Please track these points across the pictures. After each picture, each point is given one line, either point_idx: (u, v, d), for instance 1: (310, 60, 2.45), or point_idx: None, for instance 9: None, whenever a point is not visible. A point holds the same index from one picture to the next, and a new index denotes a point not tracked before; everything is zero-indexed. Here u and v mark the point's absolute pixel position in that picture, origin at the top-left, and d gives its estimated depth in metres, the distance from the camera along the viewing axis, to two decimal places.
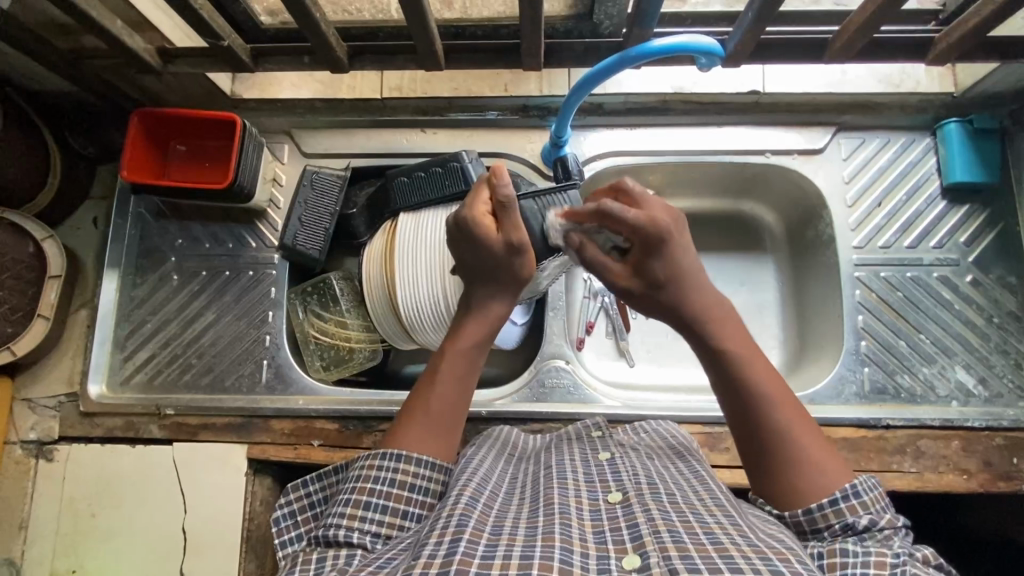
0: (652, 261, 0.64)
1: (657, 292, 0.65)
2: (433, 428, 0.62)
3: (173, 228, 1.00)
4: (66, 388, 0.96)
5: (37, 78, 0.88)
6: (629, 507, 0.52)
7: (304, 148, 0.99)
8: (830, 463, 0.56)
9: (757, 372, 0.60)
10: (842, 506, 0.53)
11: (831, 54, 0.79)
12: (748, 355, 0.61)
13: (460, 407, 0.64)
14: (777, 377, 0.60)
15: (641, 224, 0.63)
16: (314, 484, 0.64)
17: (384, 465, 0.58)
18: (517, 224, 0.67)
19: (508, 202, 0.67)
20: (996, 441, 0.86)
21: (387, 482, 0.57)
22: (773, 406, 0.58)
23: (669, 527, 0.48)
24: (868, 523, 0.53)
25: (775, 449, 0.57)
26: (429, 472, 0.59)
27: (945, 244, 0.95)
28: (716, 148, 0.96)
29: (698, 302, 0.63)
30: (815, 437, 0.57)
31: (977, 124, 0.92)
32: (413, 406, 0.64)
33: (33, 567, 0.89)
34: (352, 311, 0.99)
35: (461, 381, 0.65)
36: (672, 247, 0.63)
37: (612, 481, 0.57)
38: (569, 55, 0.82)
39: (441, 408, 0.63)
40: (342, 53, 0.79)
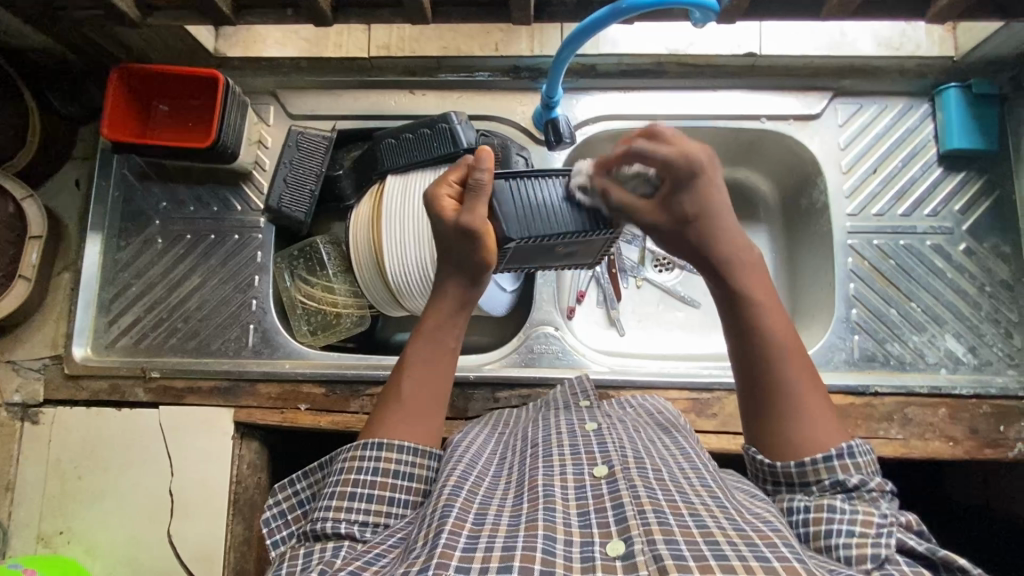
0: (682, 194, 0.63)
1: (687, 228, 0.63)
2: (412, 415, 0.61)
3: (157, 191, 0.98)
4: (51, 350, 0.95)
5: (14, 32, 0.86)
6: (615, 483, 0.51)
7: (290, 109, 0.97)
8: (825, 422, 0.56)
9: (770, 315, 0.59)
10: (835, 464, 0.54)
11: (829, 12, 0.76)
12: (768, 302, 0.59)
13: (440, 392, 0.63)
14: (789, 332, 0.59)
15: (673, 160, 0.61)
16: (301, 482, 0.63)
17: (367, 454, 0.58)
18: (479, 202, 0.64)
19: (478, 184, 0.64)
20: (984, 408, 0.86)
21: (370, 471, 0.57)
22: (778, 350, 0.58)
23: (653, 507, 0.48)
24: (859, 482, 0.53)
25: (776, 398, 0.57)
26: (412, 458, 0.58)
27: (940, 212, 0.94)
28: (710, 112, 0.94)
29: (728, 240, 0.62)
30: (818, 398, 0.57)
31: (976, 90, 0.91)
32: (390, 393, 0.62)
33: (19, 529, 0.88)
34: (339, 276, 0.98)
35: (436, 368, 0.63)
36: (703, 182, 0.62)
37: (599, 453, 0.56)
38: (560, 10, 0.80)
39: (416, 396, 0.61)
40: (326, 5, 0.77)
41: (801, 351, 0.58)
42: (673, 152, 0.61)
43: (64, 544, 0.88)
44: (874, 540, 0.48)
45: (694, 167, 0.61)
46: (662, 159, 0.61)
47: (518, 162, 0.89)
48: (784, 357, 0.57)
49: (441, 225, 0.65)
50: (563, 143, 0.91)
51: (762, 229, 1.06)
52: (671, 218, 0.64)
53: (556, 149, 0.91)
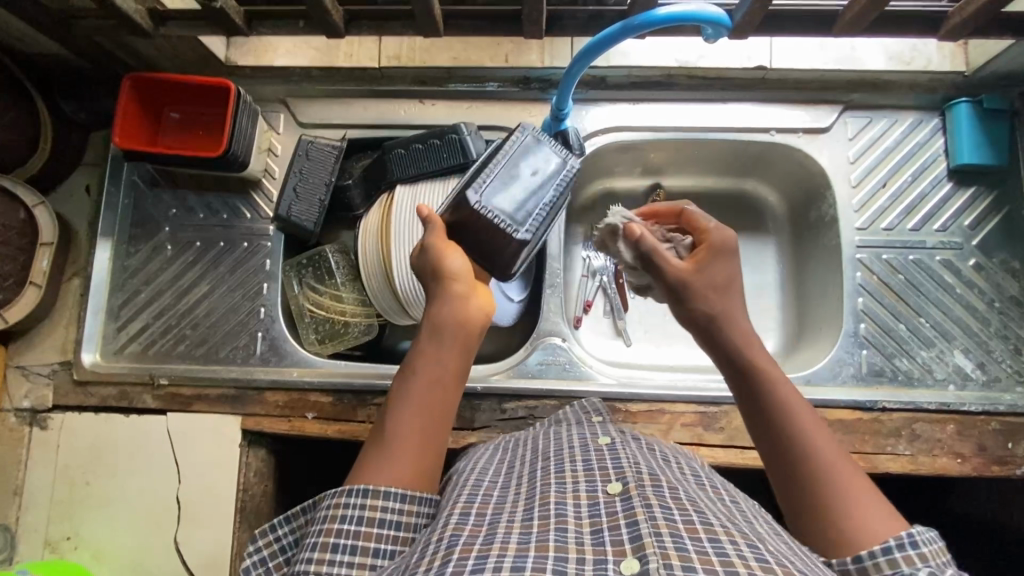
0: (712, 263, 0.67)
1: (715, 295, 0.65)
2: (402, 456, 0.58)
3: (167, 197, 0.99)
4: (60, 355, 0.95)
5: (27, 39, 0.86)
6: (629, 500, 0.50)
7: (301, 118, 0.97)
8: (884, 512, 0.52)
9: (787, 397, 0.59)
10: (897, 556, 0.48)
11: (840, 28, 0.76)
12: (783, 384, 0.60)
13: (434, 432, 0.60)
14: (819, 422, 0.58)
15: (714, 229, 0.69)
16: (284, 526, 0.62)
17: (351, 502, 0.55)
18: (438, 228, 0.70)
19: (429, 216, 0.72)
20: (992, 425, 0.85)
21: (354, 521, 0.54)
22: (803, 434, 0.57)
23: (670, 530, 0.46)
24: (926, 574, 0.47)
25: (812, 485, 0.54)
26: (400, 504, 0.56)
27: (949, 227, 0.93)
28: (720, 124, 0.94)
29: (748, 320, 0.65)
30: (869, 486, 0.54)
31: (988, 105, 0.90)
32: (378, 436, 0.60)
33: (28, 534, 0.89)
34: (347, 284, 0.99)
35: (429, 408, 0.61)
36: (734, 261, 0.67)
37: (612, 470, 0.56)
38: (572, 24, 0.79)
39: (406, 438, 0.59)
40: (338, 17, 0.77)
41: (827, 432, 0.57)
42: (712, 223, 0.69)
43: (71, 550, 0.88)
44: None
45: (730, 242, 0.68)
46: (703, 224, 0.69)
47: None
48: (809, 441, 0.56)
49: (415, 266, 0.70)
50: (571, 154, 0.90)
51: (770, 241, 1.06)
52: (704, 279, 0.65)
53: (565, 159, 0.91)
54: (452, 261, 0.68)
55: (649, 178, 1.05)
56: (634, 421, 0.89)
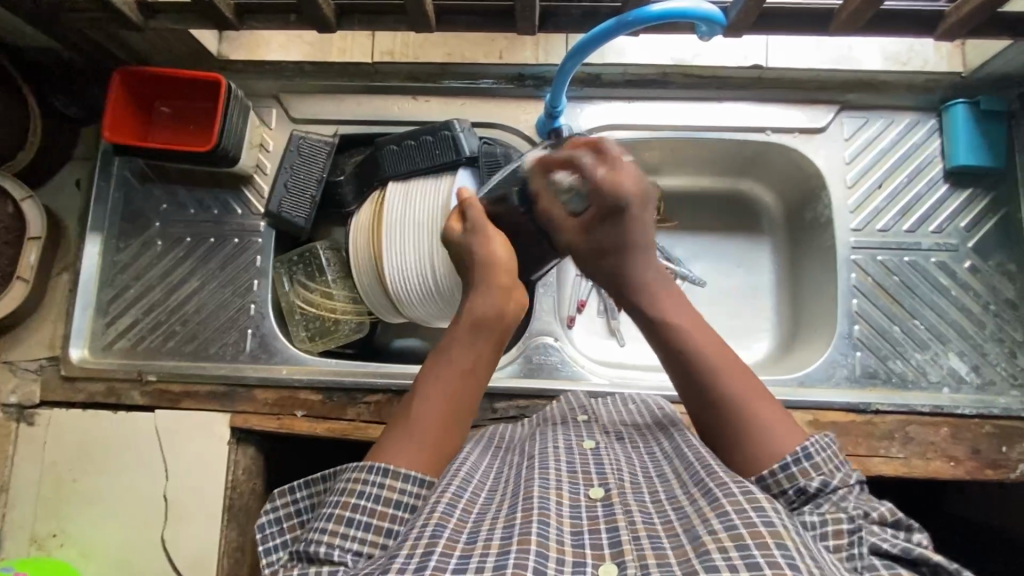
0: (606, 224, 0.69)
1: (603, 260, 0.70)
2: (427, 440, 0.57)
3: (157, 192, 0.98)
4: (48, 351, 0.94)
5: (16, 31, 0.86)
6: (610, 507, 0.50)
7: (293, 114, 0.96)
8: (788, 428, 0.55)
9: (694, 334, 0.61)
10: (794, 471, 0.52)
11: (836, 27, 0.76)
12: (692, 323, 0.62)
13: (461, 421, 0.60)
14: (727, 351, 0.60)
15: (604, 185, 0.68)
16: (302, 490, 0.61)
17: (371, 479, 0.53)
18: (484, 219, 0.72)
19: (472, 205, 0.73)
20: (986, 429, 0.85)
21: (372, 497, 0.52)
22: (717, 369, 0.58)
23: (648, 534, 0.46)
24: (820, 485, 0.51)
25: (725, 417, 0.56)
26: (416, 488, 0.54)
27: (945, 228, 0.93)
28: (715, 123, 0.94)
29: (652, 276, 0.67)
30: (775, 408, 0.56)
31: (985, 106, 0.90)
32: (401, 418, 0.60)
33: (13, 530, 0.88)
34: (338, 282, 0.98)
35: (457, 397, 0.61)
36: (629, 216, 0.68)
37: (595, 475, 0.54)
38: (565, 20, 0.79)
39: (433, 422, 0.58)
40: (329, 11, 0.76)
41: (741, 365, 0.59)
42: (602, 176, 0.68)
43: (58, 547, 0.88)
44: (847, 552, 0.46)
45: (621, 198, 0.68)
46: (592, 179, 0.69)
47: None
48: (725, 376, 0.58)
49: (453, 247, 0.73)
50: None
51: (766, 241, 1.05)
52: (592, 244, 0.70)
53: None
54: (495, 251, 0.70)
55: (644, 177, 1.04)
56: None
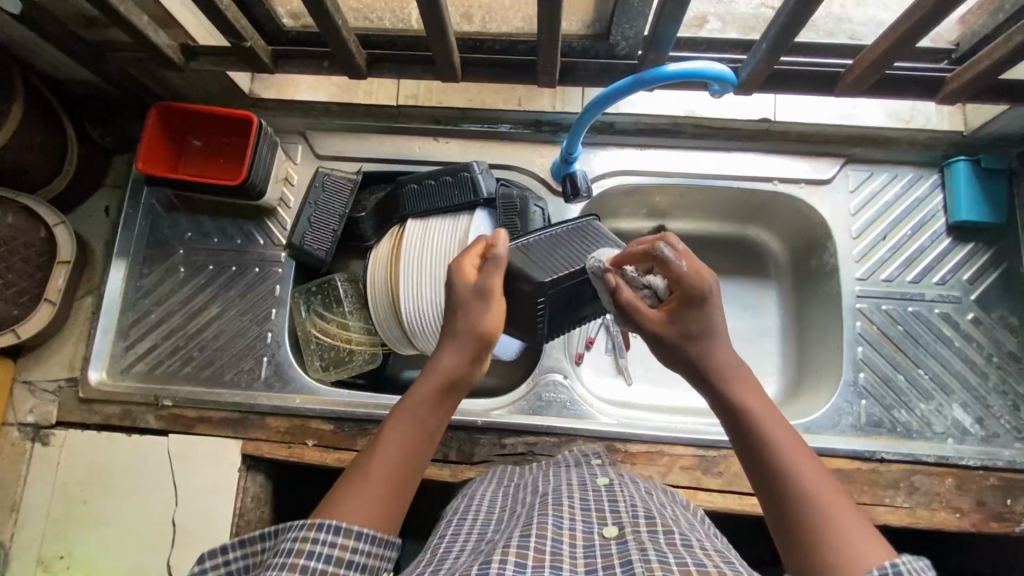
0: (688, 312, 0.63)
1: (690, 345, 0.63)
2: (377, 502, 0.55)
3: (184, 222, 1.01)
4: (67, 372, 0.96)
5: (62, 66, 0.90)
6: (625, 543, 0.49)
7: (318, 150, 1.00)
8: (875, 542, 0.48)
9: (773, 429, 0.57)
10: None
11: (842, 87, 0.80)
12: (769, 416, 0.58)
13: (408, 487, 0.58)
14: (803, 442, 0.56)
15: (687, 275, 0.63)
16: (236, 551, 0.55)
17: (320, 538, 0.51)
18: (496, 275, 0.66)
19: (495, 253, 0.67)
20: (991, 481, 0.85)
21: (322, 558, 0.50)
22: (793, 469, 0.54)
23: (664, 571, 0.44)
24: None
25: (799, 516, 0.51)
26: (368, 547, 0.52)
27: (948, 281, 0.95)
28: (725, 172, 0.97)
29: (729, 370, 0.62)
30: (853, 512, 0.50)
31: (985, 164, 0.93)
32: (357, 470, 0.57)
33: (21, 551, 0.89)
34: (354, 312, 1.01)
35: (409, 465, 0.58)
36: (710, 307, 0.63)
37: (609, 514, 0.55)
38: (583, 74, 0.83)
39: (386, 487, 0.56)
40: (360, 59, 0.81)
41: (818, 462, 0.54)
42: (687, 269, 0.63)
43: (64, 569, 0.88)
44: None
45: (703, 289, 0.63)
46: (676, 273, 0.64)
47: (535, 213, 0.92)
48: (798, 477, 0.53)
49: (454, 292, 0.67)
50: (579, 197, 0.93)
51: (772, 286, 1.07)
52: (676, 331, 0.64)
53: (572, 202, 0.93)
54: (488, 312, 0.65)
55: (653, 221, 1.08)
56: (633, 462, 0.89)
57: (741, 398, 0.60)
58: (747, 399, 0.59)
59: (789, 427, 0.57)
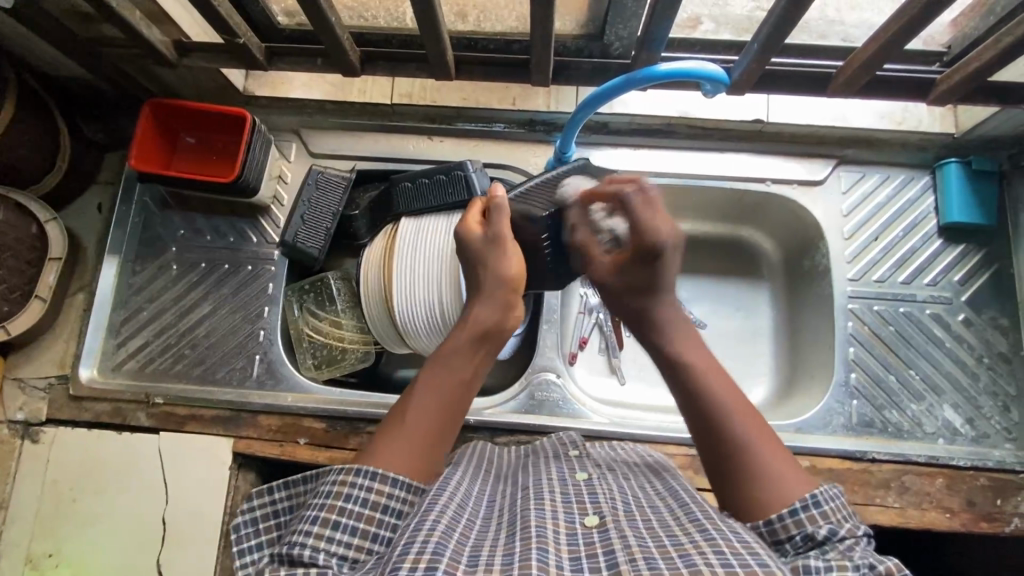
0: (640, 265, 0.72)
1: (636, 295, 0.73)
2: (415, 445, 0.58)
3: (177, 219, 1.01)
4: (58, 369, 0.96)
5: (55, 62, 0.90)
6: (606, 533, 0.49)
7: (312, 148, 1.00)
8: (796, 475, 0.54)
9: (707, 372, 0.63)
10: (802, 516, 0.50)
11: (834, 89, 0.80)
12: (704, 362, 0.64)
13: (447, 432, 0.61)
14: (732, 385, 0.62)
15: (644, 230, 0.71)
16: (281, 492, 0.66)
17: (359, 482, 0.53)
18: (505, 224, 0.75)
19: (500, 206, 0.75)
20: (981, 481, 0.86)
21: (359, 501, 0.52)
22: (728, 410, 0.59)
23: (644, 555, 0.45)
24: (828, 533, 0.49)
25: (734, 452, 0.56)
26: (403, 493, 0.54)
27: (939, 282, 0.95)
28: (719, 172, 0.97)
29: (671, 321, 0.70)
30: (780, 450, 0.56)
31: (976, 165, 0.94)
32: (395, 420, 0.60)
33: (9, 549, 0.88)
34: (348, 311, 1.00)
35: (449, 409, 0.62)
36: (660, 261, 0.71)
37: (590, 504, 0.54)
38: (577, 74, 0.83)
39: (423, 433, 0.59)
40: (354, 57, 0.81)
41: (748, 405, 0.60)
42: (647, 223, 0.71)
43: (53, 567, 0.87)
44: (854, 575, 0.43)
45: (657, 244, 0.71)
46: (636, 225, 0.72)
47: None
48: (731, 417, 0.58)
49: (469, 244, 0.75)
50: None
51: (765, 287, 1.08)
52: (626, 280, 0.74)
53: None
54: (505, 261, 0.73)
55: None
56: None
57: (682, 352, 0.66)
58: (683, 347, 0.66)
59: (720, 371, 0.63)
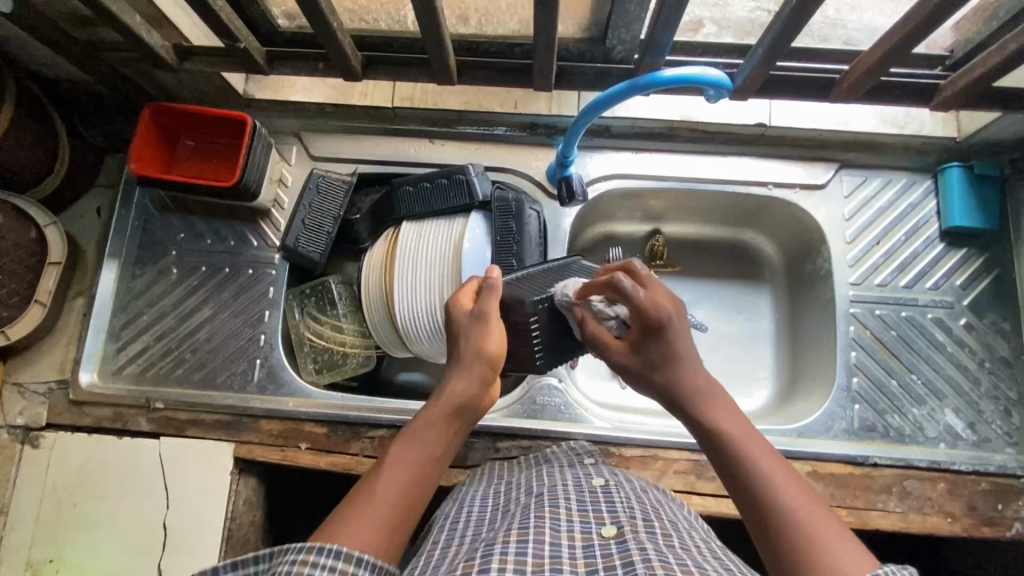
0: (649, 342, 0.64)
1: (655, 373, 0.64)
2: (383, 525, 0.53)
3: (176, 223, 1.01)
4: (58, 374, 0.96)
5: (55, 65, 0.90)
6: (625, 543, 0.49)
7: (312, 151, 1.00)
8: (855, 555, 0.45)
9: (749, 450, 0.56)
10: None
11: (837, 93, 0.80)
12: (745, 441, 0.57)
13: (414, 512, 0.56)
14: (780, 462, 0.55)
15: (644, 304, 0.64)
16: (225, 574, 0.50)
17: (322, 561, 0.47)
18: (496, 299, 0.70)
19: (490, 283, 0.70)
20: (982, 486, 0.86)
21: (326, 574, 0.47)
22: (769, 485, 0.52)
23: (666, 570, 0.44)
24: None
25: (775, 530, 0.49)
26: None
27: (941, 286, 0.95)
28: (721, 176, 0.97)
29: (705, 400, 0.61)
30: (840, 532, 0.47)
31: (977, 170, 0.94)
32: (362, 491, 0.55)
33: (9, 555, 0.88)
34: (349, 316, 1.01)
35: (417, 488, 0.57)
36: (669, 333, 0.63)
37: (606, 512, 0.55)
38: (579, 78, 0.83)
39: (390, 511, 0.54)
40: (356, 61, 0.80)
41: (796, 482, 0.52)
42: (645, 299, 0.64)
43: (54, 573, 0.87)
44: None
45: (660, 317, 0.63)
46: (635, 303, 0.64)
47: (531, 216, 0.91)
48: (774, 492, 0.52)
49: (456, 314, 0.71)
50: (575, 200, 0.93)
51: (766, 291, 1.08)
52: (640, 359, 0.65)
53: (567, 204, 0.94)
54: (494, 334, 0.68)
55: (648, 224, 1.08)
56: (627, 466, 0.89)
57: (719, 423, 0.59)
58: (719, 423, 0.59)
59: (766, 447, 0.56)
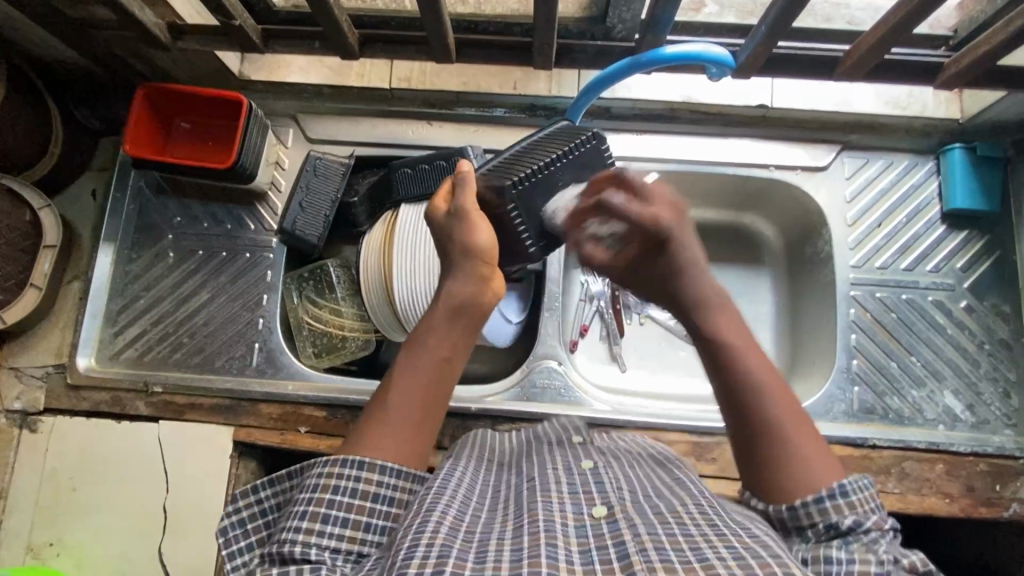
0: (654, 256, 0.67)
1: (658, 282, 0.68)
2: (402, 433, 0.56)
3: (172, 206, 0.99)
4: (55, 359, 0.95)
5: (46, 45, 0.88)
6: (616, 523, 0.49)
7: (309, 134, 0.99)
8: (829, 465, 0.54)
9: (744, 355, 0.60)
10: (827, 505, 0.51)
11: (841, 72, 0.79)
12: (742, 348, 0.60)
13: (434, 415, 0.58)
14: (771, 367, 0.59)
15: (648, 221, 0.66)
16: (267, 489, 0.58)
17: (346, 472, 0.52)
18: (469, 195, 0.64)
19: (463, 180, 0.65)
20: (980, 466, 0.86)
21: (348, 492, 0.52)
22: (766, 392, 0.57)
23: (654, 545, 0.45)
24: (852, 523, 0.50)
25: (770, 439, 0.55)
26: (395, 480, 0.53)
27: (942, 268, 0.95)
28: (722, 159, 0.97)
29: (701, 306, 0.65)
30: (816, 441, 0.56)
31: (981, 152, 0.93)
32: (376, 405, 0.58)
33: (9, 538, 0.88)
34: (348, 299, 0.99)
35: (428, 391, 0.58)
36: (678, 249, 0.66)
37: (597, 493, 0.53)
38: (580, 57, 0.82)
39: (406, 418, 0.56)
40: (353, 40, 0.79)
41: (786, 388, 0.58)
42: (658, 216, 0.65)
43: (54, 556, 0.87)
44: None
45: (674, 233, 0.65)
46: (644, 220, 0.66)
47: None
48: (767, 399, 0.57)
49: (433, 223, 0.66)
50: None
51: (766, 273, 1.07)
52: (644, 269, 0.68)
53: None
54: (479, 231, 0.63)
55: None
56: None
57: (716, 328, 0.62)
58: (717, 328, 0.62)
59: (759, 352, 0.61)
